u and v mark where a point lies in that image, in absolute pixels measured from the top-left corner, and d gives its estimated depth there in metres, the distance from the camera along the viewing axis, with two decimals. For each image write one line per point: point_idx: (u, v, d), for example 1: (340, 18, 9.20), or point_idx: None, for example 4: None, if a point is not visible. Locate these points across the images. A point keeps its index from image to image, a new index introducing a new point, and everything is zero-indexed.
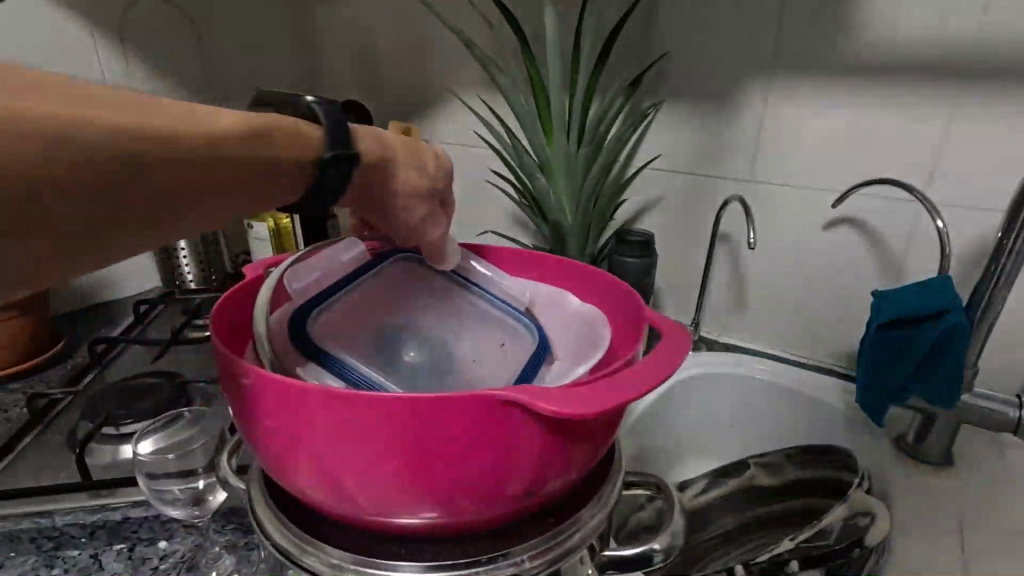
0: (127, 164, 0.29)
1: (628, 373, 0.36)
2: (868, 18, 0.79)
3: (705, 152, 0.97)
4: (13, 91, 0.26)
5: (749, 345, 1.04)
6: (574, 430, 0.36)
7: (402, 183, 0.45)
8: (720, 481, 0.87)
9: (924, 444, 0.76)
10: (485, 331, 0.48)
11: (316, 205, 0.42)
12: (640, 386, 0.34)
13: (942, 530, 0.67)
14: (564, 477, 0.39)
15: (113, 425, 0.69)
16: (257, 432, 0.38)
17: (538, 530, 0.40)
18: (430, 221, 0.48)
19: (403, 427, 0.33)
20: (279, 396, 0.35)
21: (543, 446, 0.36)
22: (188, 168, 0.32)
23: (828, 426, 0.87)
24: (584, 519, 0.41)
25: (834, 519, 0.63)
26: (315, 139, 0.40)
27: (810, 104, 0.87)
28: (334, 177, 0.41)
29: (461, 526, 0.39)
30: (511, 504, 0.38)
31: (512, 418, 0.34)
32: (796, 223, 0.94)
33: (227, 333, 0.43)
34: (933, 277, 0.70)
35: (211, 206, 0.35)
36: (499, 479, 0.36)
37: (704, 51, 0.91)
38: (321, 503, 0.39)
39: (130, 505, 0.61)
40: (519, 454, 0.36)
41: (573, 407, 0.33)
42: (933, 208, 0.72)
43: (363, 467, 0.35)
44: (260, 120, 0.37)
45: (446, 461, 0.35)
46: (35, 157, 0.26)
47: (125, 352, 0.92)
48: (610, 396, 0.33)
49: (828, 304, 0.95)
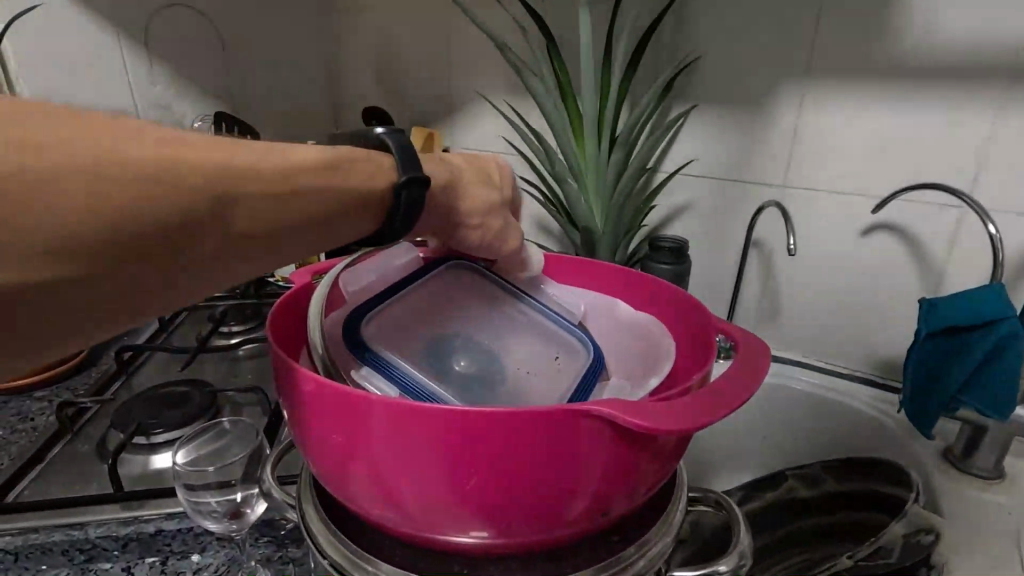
0: (215, 202, 0.33)
1: (712, 390, 0.34)
2: (910, 19, 0.77)
3: (737, 157, 0.96)
4: (126, 143, 0.31)
5: (781, 353, 1.02)
6: (649, 448, 0.35)
7: (471, 202, 0.47)
8: (756, 495, 0.86)
9: (974, 456, 0.73)
10: (538, 344, 0.47)
11: (395, 233, 0.43)
12: (726, 404, 0.33)
13: (1001, 547, 0.64)
14: (633, 497, 0.37)
15: (144, 434, 0.68)
16: (315, 443, 0.36)
17: (603, 551, 0.38)
18: (504, 236, 0.49)
19: (475, 444, 0.32)
20: (344, 408, 0.33)
21: (617, 464, 0.34)
22: (268, 204, 0.35)
23: (868, 436, 0.85)
24: (650, 540, 0.39)
25: (895, 535, 0.60)
26: (387, 169, 0.42)
27: (847, 108, 0.85)
28: (407, 201, 0.41)
29: (524, 546, 0.37)
30: (578, 524, 0.36)
31: (589, 435, 0.33)
32: (833, 229, 0.91)
33: (281, 340, 0.42)
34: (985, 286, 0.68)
35: (285, 242, 0.37)
36: (569, 497, 0.34)
37: (738, 54, 0.90)
38: (377, 519, 0.37)
39: (163, 517, 0.58)
40: (592, 473, 0.34)
41: (656, 422, 0.31)
42: (983, 213, 0.70)
43: (429, 483, 0.34)
44: (333, 157, 0.39)
45: (517, 478, 0.33)
46: (136, 199, 0.30)
47: (151, 359, 0.91)
48: (695, 413, 0.32)
49: (866, 311, 0.93)
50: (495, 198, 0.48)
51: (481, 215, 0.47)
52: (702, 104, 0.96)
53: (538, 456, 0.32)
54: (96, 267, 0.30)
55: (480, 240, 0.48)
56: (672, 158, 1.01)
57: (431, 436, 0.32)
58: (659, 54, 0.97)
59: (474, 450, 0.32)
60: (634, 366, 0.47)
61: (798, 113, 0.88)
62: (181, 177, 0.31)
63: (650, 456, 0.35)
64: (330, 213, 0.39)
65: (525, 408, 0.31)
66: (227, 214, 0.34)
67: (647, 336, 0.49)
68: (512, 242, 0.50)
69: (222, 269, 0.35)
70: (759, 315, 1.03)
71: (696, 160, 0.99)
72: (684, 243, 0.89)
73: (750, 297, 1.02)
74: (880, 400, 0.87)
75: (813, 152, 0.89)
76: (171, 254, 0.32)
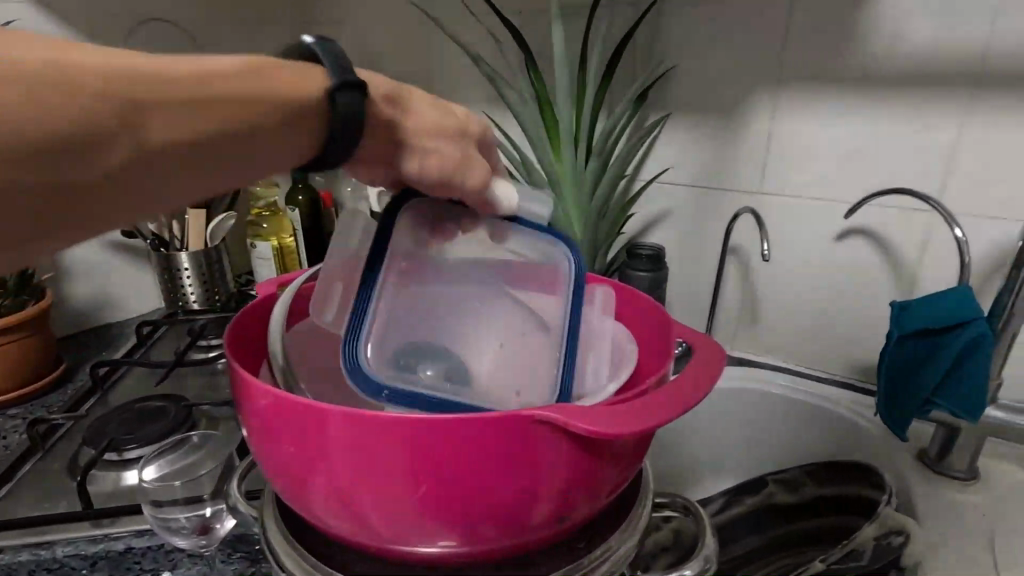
0: (151, 105, 0.34)
1: (666, 390, 0.34)
2: (875, 28, 0.79)
3: (712, 164, 0.97)
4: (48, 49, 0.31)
5: (761, 359, 1.03)
6: (606, 451, 0.35)
7: (420, 124, 0.46)
8: (738, 500, 0.87)
9: (948, 458, 0.74)
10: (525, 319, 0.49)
11: (339, 147, 0.43)
12: (679, 404, 0.33)
13: (976, 550, 0.64)
14: (592, 502, 0.37)
15: (116, 450, 0.68)
16: (272, 455, 0.36)
17: (565, 560, 0.38)
18: (465, 163, 0.46)
19: (431, 450, 0.32)
20: (300, 418, 0.33)
21: (579, 464, 0.34)
22: (206, 110, 0.36)
23: (846, 440, 0.85)
24: (613, 546, 0.39)
25: (866, 539, 0.62)
26: (315, 73, 0.41)
27: (817, 115, 0.86)
28: (344, 105, 0.41)
29: (485, 555, 0.37)
30: (538, 531, 0.36)
31: (545, 439, 0.33)
32: (807, 234, 0.93)
33: (240, 354, 0.42)
34: (953, 287, 0.68)
35: (227, 154, 0.38)
36: (527, 504, 0.34)
37: (709, 64, 0.92)
38: (337, 531, 0.37)
39: (133, 534, 0.57)
40: (550, 478, 0.34)
41: (609, 426, 0.31)
42: (949, 216, 0.71)
43: (387, 492, 0.33)
44: (260, 65, 0.39)
45: (475, 484, 0.33)
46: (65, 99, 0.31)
47: (128, 373, 0.90)
48: (649, 414, 0.32)
49: (842, 315, 0.93)
50: (446, 124, 0.47)
51: (431, 138, 0.46)
52: (677, 112, 0.97)
53: (496, 459, 0.32)
54: (39, 164, 0.31)
55: (436, 166, 0.46)
56: (649, 167, 1.03)
57: (387, 444, 0.32)
58: (633, 63, 0.98)
59: (431, 454, 0.32)
60: (601, 361, 0.47)
61: (770, 120, 0.90)
62: (108, 84, 0.32)
63: (611, 457, 0.35)
64: (269, 122, 0.39)
65: (480, 415, 0.31)
66: (156, 116, 0.34)
67: (612, 337, 0.51)
68: (476, 171, 0.47)
69: (166, 180, 0.36)
70: (739, 321, 1.03)
71: (674, 167, 1.00)
72: (661, 250, 0.90)
73: (729, 302, 1.03)
74: (857, 403, 0.87)
75: (786, 159, 0.90)
76: (109, 151, 0.33)
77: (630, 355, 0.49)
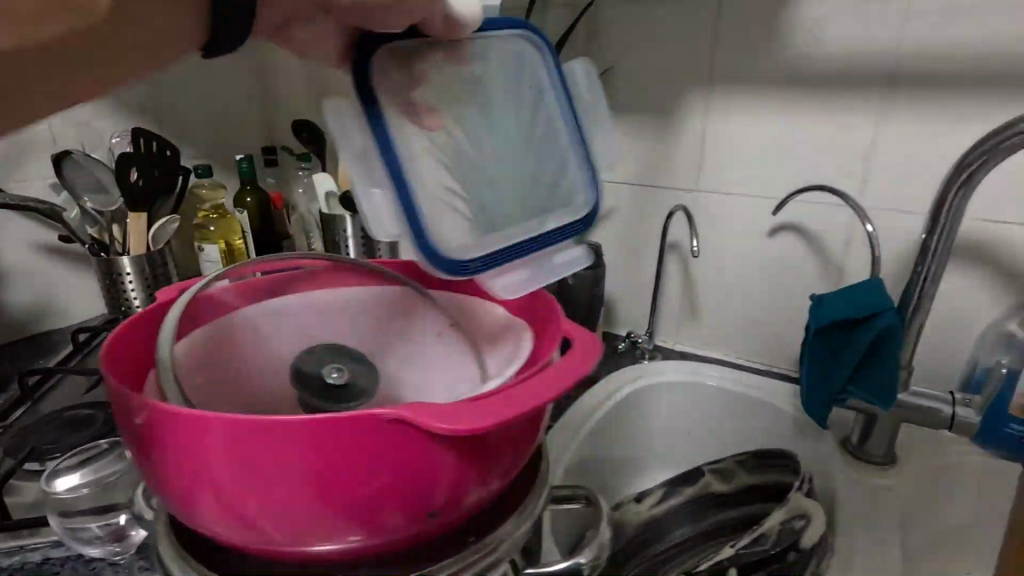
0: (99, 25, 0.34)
1: (542, 381, 0.37)
2: (795, 31, 0.82)
3: (652, 163, 0.99)
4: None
5: (703, 353, 1.05)
6: (490, 441, 0.37)
7: None
8: (677, 491, 0.88)
9: (868, 444, 0.77)
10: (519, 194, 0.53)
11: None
12: (552, 393, 0.36)
13: (888, 535, 0.67)
14: (481, 491, 0.39)
15: (38, 460, 0.67)
16: (156, 467, 0.35)
17: (458, 548, 0.40)
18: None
19: (322, 456, 0.33)
20: (180, 430, 0.33)
21: (469, 458, 0.36)
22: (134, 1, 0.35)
23: (778, 430, 0.88)
24: (505, 532, 0.41)
25: (772, 522, 0.63)
26: None
27: (747, 115, 0.89)
28: None
29: (379, 548, 0.38)
30: (429, 523, 0.38)
31: (426, 435, 0.34)
32: (741, 231, 0.95)
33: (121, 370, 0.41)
34: (865, 281, 0.71)
35: (164, 18, 0.37)
36: (415, 498, 0.36)
37: (644, 65, 0.94)
38: (229, 538, 0.37)
39: (50, 545, 0.57)
40: (435, 471, 0.35)
41: (483, 419, 0.33)
42: (862, 212, 0.74)
43: (272, 497, 0.34)
44: None
45: (360, 483, 0.34)
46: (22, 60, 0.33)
47: (62, 381, 0.88)
48: (522, 404, 0.34)
49: (777, 309, 0.96)
50: None
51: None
52: (617, 112, 0.99)
53: (382, 459, 0.33)
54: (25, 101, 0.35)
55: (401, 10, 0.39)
56: None
57: (279, 452, 0.32)
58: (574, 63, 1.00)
59: (324, 458, 0.33)
60: (495, 360, 0.49)
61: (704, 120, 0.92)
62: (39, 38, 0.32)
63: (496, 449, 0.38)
64: None
65: (358, 415, 0.32)
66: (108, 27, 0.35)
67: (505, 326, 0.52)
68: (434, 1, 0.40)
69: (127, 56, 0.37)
70: (681, 316, 1.05)
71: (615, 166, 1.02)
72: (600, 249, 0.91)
73: (673, 299, 1.05)
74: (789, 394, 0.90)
75: (720, 157, 0.93)
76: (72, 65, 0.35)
77: (523, 347, 0.47)
